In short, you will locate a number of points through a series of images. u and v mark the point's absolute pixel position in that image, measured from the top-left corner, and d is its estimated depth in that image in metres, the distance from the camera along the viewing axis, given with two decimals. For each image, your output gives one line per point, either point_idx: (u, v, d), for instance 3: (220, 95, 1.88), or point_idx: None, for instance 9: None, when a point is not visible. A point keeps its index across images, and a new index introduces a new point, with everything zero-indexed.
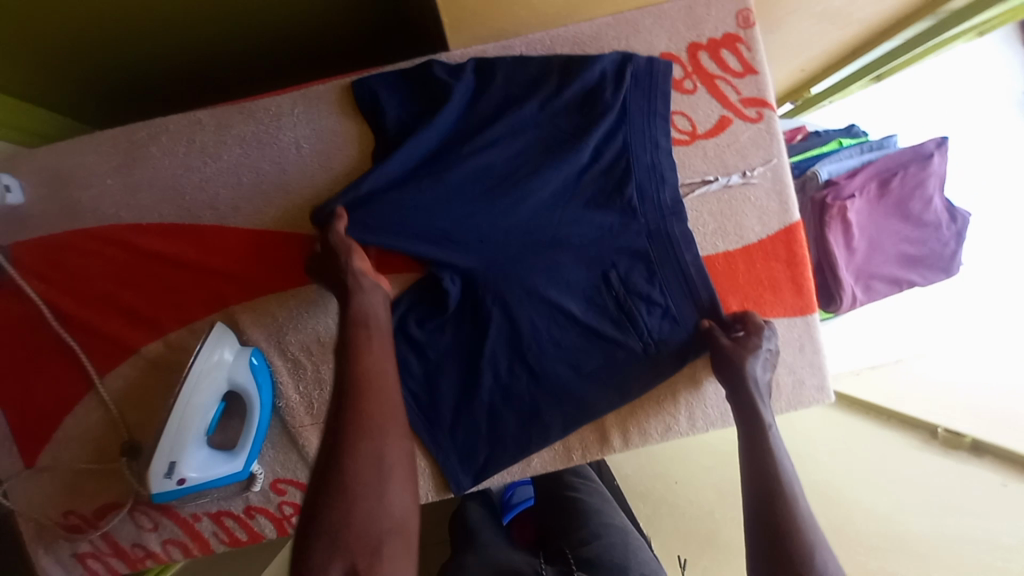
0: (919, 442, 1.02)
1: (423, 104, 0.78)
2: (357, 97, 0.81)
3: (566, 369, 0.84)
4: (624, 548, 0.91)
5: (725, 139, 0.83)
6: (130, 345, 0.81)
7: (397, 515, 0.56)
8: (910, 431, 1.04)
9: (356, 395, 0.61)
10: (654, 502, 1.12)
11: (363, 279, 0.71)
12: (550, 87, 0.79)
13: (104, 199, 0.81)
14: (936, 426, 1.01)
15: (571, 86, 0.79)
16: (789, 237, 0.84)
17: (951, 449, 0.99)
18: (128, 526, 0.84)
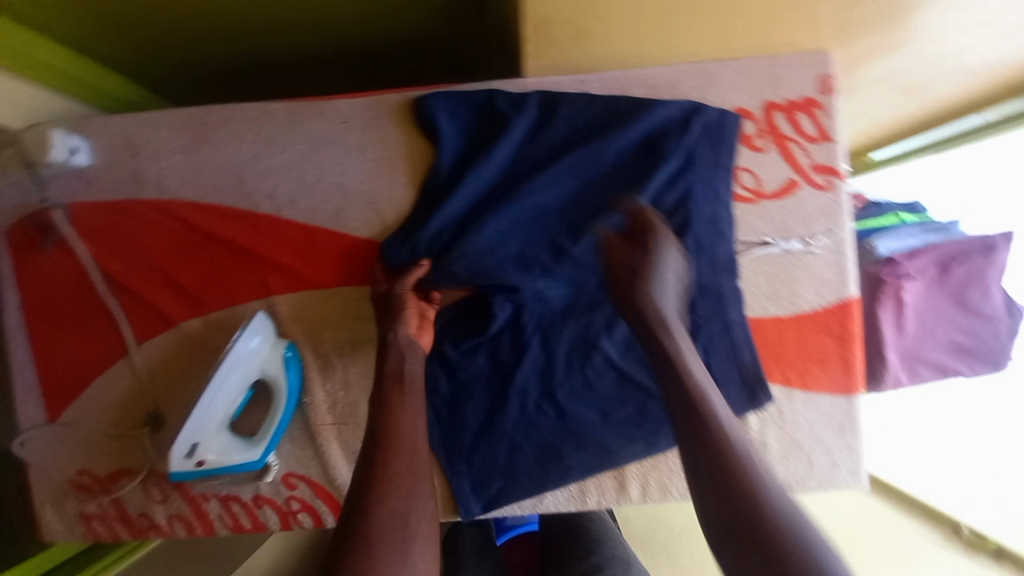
0: (941, 538, 0.97)
1: (485, 131, 0.80)
2: (420, 117, 0.81)
3: (594, 412, 0.83)
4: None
5: (789, 203, 0.81)
6: (171, 318, 0.82)
7: None
8: (932, 524, 0.99)
9: (386, 446, 0.61)
10: (652, 550, 1.08)
11: (402, 338, 0.73)
12: (615, 128, 0.78)
13: (168, 174, 0.82)
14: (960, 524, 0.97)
15: (635, 130, 0.78)
16: (843, 313, 0.81)
17: (974, 551, 0.93)
18: (138, 495, 0.85)
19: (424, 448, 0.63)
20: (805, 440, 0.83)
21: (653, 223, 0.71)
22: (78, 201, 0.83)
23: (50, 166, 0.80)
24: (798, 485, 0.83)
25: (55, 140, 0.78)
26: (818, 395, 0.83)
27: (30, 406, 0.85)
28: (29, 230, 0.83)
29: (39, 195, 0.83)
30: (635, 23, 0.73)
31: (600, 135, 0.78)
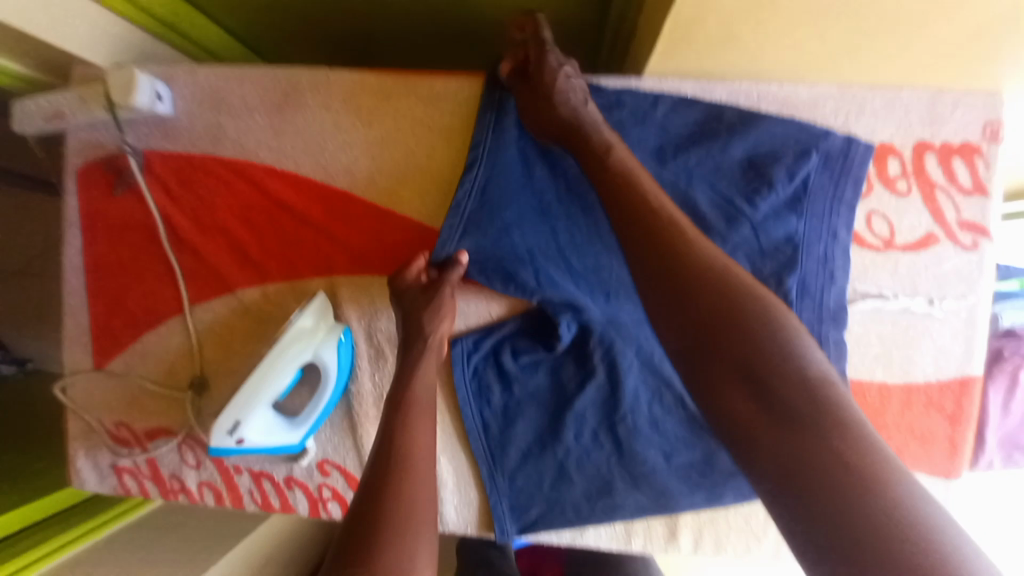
0: None
1: None
2: (483, 113, 0.74)
3: (657, 453, 0.75)
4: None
5: (924, 259, 0.71)
6: (230, 284, 0.79)
7: None
8: None
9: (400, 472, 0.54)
10: None
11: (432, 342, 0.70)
12: (716, 142, 0.72)
13: (247, 133, 0.78)
14: None
15: (739, 146, 0.71)
16: (961, 390, 0.71)
17: None
18: (173, 456, 0.83)
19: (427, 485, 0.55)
20: None
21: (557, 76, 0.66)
22: (154, 149, 0.80)
23: (131, 110, 0.77)
24: None
25: (139, 84, 0.74)
26: (912, 474, 0.74)
27: (80, 349, 0.84)
28: (103, 172, 0.81)
29: (116, 137, 0.80)
30: (785, 36, 0.63)
31: (698, 147, 0.72)
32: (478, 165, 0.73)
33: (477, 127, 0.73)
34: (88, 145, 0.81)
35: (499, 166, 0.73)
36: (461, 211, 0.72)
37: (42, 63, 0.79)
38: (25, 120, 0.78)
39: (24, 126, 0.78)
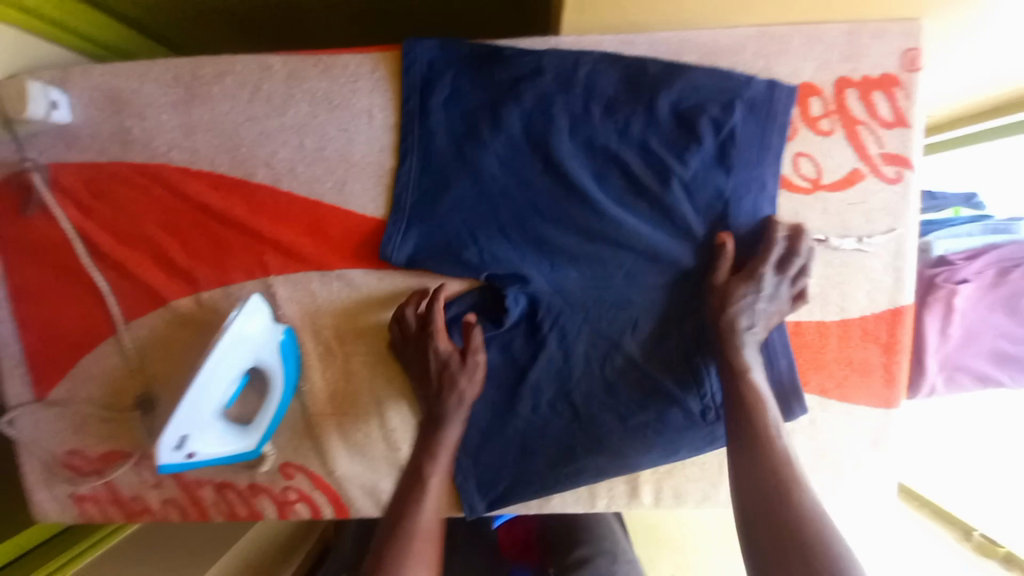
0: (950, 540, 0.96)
1: (495, 93, 0.71)
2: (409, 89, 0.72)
3: (613, 416, 0.76)
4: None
5: (852, 196, 0.73)
6: (161, 295, 0.76)
7: None
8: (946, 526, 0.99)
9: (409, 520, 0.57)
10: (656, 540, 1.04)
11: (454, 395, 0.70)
12: (642, 100, 0.69)
13: (156, 135, 0.74)
14: (972, 529, 0.95)
15: (666, 102, 0.69)
16: (894, 320, 0.74)
17: (983, 556, 0.91)
18: (130, 477, 0.81)
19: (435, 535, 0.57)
20: (830, 448, 0.78)
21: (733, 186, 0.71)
22: (61, 162, 0.75)
23: (27, 122, 0.72)
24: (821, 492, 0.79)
25: (33, 93, 0.69)
26: (855, 406, 0.76)
27: (16, 381, 0.81)
28: (9, 193, 0.76)
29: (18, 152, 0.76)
30: None
31: (623, 107, 0.70)
32: (411, 154, 0.73)
33: (404, 114, 0.72)
34: None
35: (432, 153, 0.72)
36: (403, 206, 0.73)
37: None
38: None
39: None
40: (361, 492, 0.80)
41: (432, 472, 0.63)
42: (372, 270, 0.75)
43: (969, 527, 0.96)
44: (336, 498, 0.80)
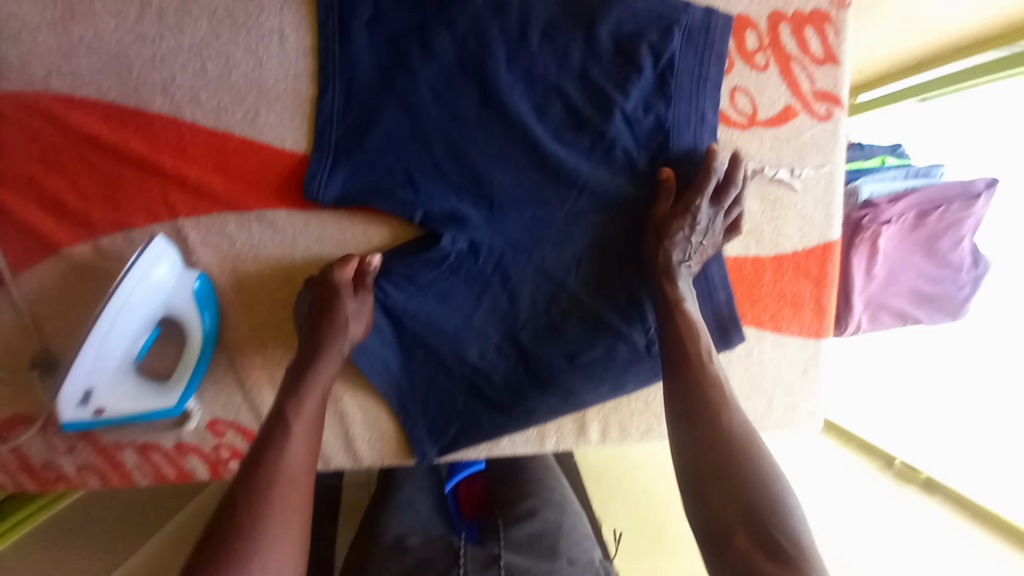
0: (874, 470, 1.00)
1: (422, 13, 0.65)
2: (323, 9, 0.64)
3: (561, 355, 0.77)
4: (556, 530, 0.82)
5: (786, 132, 0.73)
6: (53, 242, 0.67)
7: None
8: (869, 456, 1.03)
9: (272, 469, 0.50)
10: (609, 486, 1.06)
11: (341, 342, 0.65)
12: (580, 28, 0.66)
13: (27, 56, 0.64)
14: (894, 457, 1.00)
15: (606, 29, 0.66)
16: (824, 255, 0.77)
17: (905, 482, 0.97)
18: (39, 444, 0.75)
19: (302, 485, 0.51)
20: (767, 380, 0.82)
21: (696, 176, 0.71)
22: None
23: None
24: (757, 423, 0.83)
25: None
26: (788, 338, 0.80)
27: None
28: None
29: None
30: None
31: (561, 35, 0.66)
32: (333, 84, 0.66)
33: (321, 36, 0.65)
34: None
35: (356, 82, 0.66)
36: (327, 141, 0.67)
37: None
38: None
39: None
40: None
41: (297, 414, 0.57)
42: (296, 211, 0.70)
43: (891, 456, 1.00)
44: None
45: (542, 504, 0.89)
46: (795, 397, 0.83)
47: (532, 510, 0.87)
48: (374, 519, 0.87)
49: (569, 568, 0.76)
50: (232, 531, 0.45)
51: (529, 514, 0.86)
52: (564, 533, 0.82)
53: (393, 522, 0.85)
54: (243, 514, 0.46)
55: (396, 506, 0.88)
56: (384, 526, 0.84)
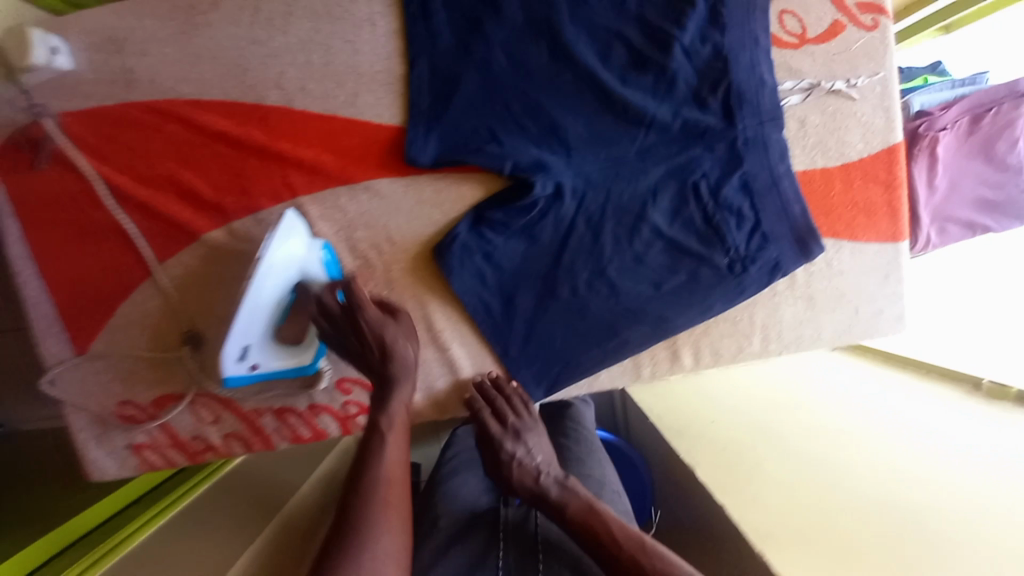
0: (962, 393, 1.05)
1: None
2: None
3: (647, 284, 0.81)
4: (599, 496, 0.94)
5: (836, 46, 0.77)
6: (192, 231, 0.77)
7: None
8: (952, 382, 1.09)
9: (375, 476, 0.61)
10: (691, 440, 1.17)
11: (396, 348, 0.71)
12: None
13: (158, 69, 0.73)
14: (980, 379, 1.04)
15: None
16: (890, 159, 0.80)
17: (996, 399, 1.00)
18: (187, 418, 0.84)
19: (401, 485, 0.62)
20: (850, 290, 0.84)
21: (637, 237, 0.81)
22: (67, 109, 0.74)
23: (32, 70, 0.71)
24: (844, 334, 0.85)
25: (40, 36, 0.69)
26: (866, 246, 0.83)
27: (53, 342, 0.81)
28: (15, 148, 0.75)
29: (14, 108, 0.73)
30: None
31: None
32: (420, 58, 0.74)
33: (406, 18, 0.74)
34: None
35: (439, 55, 0.74)
36: (420, 110, 0.75)
37: None
38: None
39: None
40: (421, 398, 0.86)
41: (389, 423, 0.67)
42: (397, 178, 0.78)
43: (977, 379, 1.05)
44: None
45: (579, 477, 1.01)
46: (877, 303, 0.85)
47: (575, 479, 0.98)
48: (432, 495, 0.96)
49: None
50: (354, 529, 0.56)
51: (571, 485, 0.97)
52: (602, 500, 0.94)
53: (445, 501, 0.94)
54: (359, 515, 0.57)
55: (451, 484, 0.97)
56: (440, 499, 0.94)
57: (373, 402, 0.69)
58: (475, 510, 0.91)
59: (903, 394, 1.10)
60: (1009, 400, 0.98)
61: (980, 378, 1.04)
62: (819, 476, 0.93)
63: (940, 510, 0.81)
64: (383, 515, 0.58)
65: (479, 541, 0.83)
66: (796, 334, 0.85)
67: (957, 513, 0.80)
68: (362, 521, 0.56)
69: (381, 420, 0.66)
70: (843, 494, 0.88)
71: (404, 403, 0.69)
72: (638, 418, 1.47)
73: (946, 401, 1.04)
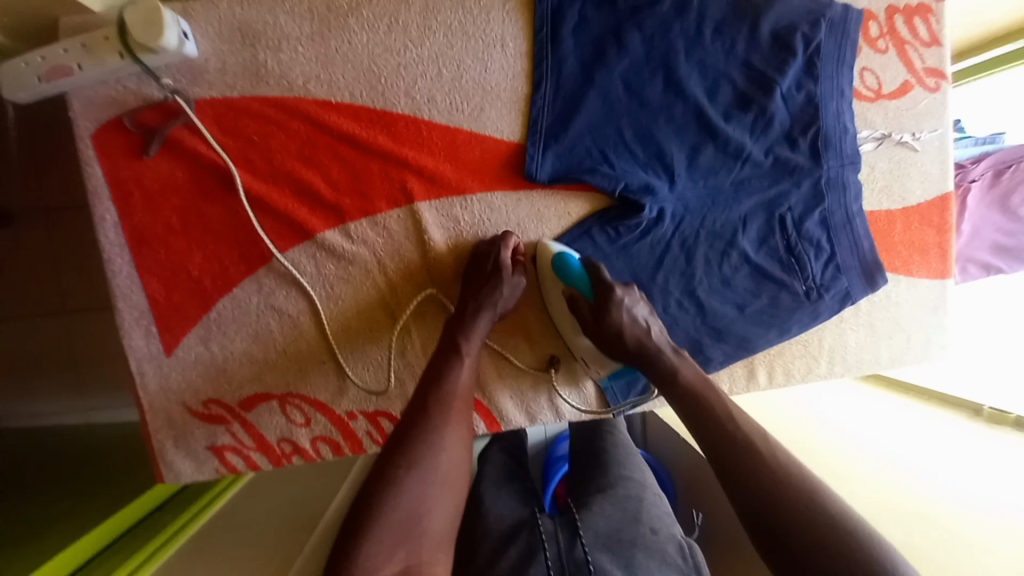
0: (964, 417, 1.07)
1: (617, 14, 0.77)
2: (539, 20, 0.78)
3: (732, 306, 0.87)
4: (639, 502, 0.93)
5: (905, 103, 0.88)
6: (308, 229, 0.77)
7: (444, 468, 0.60)
8: (953, 408, 1.10)
9: (434, 383, 0.66)
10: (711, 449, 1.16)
11: (506, 268, 0.77)
12: (748, 24, 0.79)
13: (291, 67, 0.75)
14: (981, 405, 1.06)
15: (767, 23, 0.79)
16: (943, 205, 0.91)
17: (996, 424, 1.03)
18: (277, 419, 0.82)
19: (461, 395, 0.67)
20: (905, 320, 0.94)
21: (721, 249, 0.86)
22: (192, 98, 0.74)
23: (155, 54, 0.69)
24: (897, 359, 0.94)
25: (172, 19, 0.67)
26: (919, 281, 0.93)
27: (139, 335, 0.77)
28: (128, 132, 0.73)
29: (141, 93, 0.73)
30: None
31: (732, 31, 0.79)
32: (545, 81, 0.79)
33: (536, 42, 0.78)
34: (98, 106, 0.72)
35: (565, 79, 0.79)
36: (540, 128, 0.79)
37: (26, 24, 0.70)
38: (18, 84, 0.68)
39: (20, 90, 0.69)
40: (513, 402, 0.88)
41: (467, 348, 0.72)
42: (510, 192, 0.82)
43: (978, 405, 1.07)
44: (490, 413, 0.88)
45: (618, 479, 0.98)
46: (926, 332, 0.95)
47: (617, 482, 0.96)
48: (474, 501, 0.97)
49: (653, 536, 0.87)
50: (431, 384, 0.66)
51: (610, 489, 0.95)
52: (644, 505, 0.93)
53: (493, 509, 0.94)
54: (429, 385, 0.66)
55: (495, 493, 0.98)
56: (486, 506, 0.94)
57: (450, 323, 0.74)
58: (519, 519, 0.91)
59: (917, 417, 1.11)
60: (1009, 425, 1.01)
61: (981, 405, 1.06)
62: (850, 479, 0.96)
63: (959, 511, 0.86)
64: (448, 429, 0.63)
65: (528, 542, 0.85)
66: (857, 357, 0.93)
67: (982, 510, 0.85)
68: (426, 429, 0.61)
69: (460, 344, 0.71)
70: (870, 492, 0.92)
71: (481, 335, 0.74)
72: (656, 426, 1.40)
73: (951, 424, 1.06)
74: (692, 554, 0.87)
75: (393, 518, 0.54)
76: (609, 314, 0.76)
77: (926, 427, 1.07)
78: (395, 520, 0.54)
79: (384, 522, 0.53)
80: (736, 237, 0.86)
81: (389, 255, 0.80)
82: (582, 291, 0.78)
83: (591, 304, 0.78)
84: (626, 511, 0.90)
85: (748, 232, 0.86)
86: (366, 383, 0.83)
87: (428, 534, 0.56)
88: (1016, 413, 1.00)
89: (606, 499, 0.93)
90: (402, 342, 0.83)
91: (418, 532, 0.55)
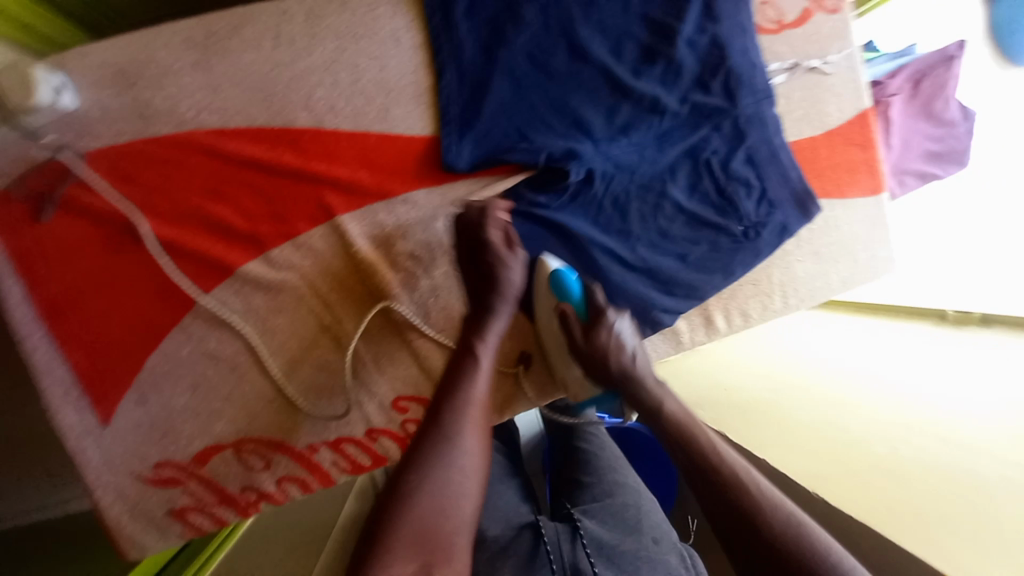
0: (931, 325, 1.06)
1: None
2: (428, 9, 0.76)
3: (674, 258, 0.86)
4: (637, 510, 0.90)
5: (809, 29, 0.88)
6: (229, 264, 0.74)
7: (459, 471, 0.58)
8: (920, 318, 1.09)
9: (447, 387, 0.65)
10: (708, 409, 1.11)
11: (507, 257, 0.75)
12: None
13: (179, 101, 0.71)
14: (945, 310, 1.05)
15: None
16: (864, 122, 0.91)
17: (964, 325, 1.02)
18: (235, 469, 0.77)
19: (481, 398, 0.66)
20: (850, 242, 0.94)
21: (653, 203, 0.85)
22: (79, 152, 0.70)
23: (30, 113, 0.66)
24: (850, 281, 0.95)
25: (36, 78, 0.64)
26: (855, 201, 0.93)
27: (68, 410, 0.72)
28: (14, 200, 0.69)
29: (20, 155, 0.68)
30: None
31: None
32: (447, 69, 0.77)
33: (429, 31, 0.76)
34: None
35: (466, 63, 0.77)
36: (451, 117, 0.77)
37: None
38: None
39: None
40: None
41: (482, 349, 0.70)
42: (432, 186, 0.79)
43: (942, 310, 1.06)
44: None
45: (616, 488, 0.94)
46: (873, 248, 0.95)
47: (613, 492, 0.93)
48: None
49: (655, 546, 0.83)
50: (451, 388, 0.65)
51: (605, 499, 0.92)
52: (643, 514, 0.90)
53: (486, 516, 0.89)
54: (448, 387, 0.65)
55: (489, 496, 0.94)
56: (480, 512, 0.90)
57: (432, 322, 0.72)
58: (517, 523, 0.88)
59: (890, 335, 1.08)
60: (976, 323, 1.00)
61: (945, 310, 1.05)
62: (847, 415, 0.92)
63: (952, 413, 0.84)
64: (467, 432, 0.61)
65: (528, 548, 0.81)
66: (810, 287, 0.93)
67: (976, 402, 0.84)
68: (442, 432, 0.60)
69: (477, 344, 0.70)
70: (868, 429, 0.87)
71: (497, 332, 0.72)
72: None
73: (920, 335, 1.05)
74: (693, 565, 0.84)
75: (408, 530, 0.53)
76: (597, 336, 0.74)
77: (899, 343, 1.04)
78: (410, 532, 0.52)
79: (400, 533, 0.52)
80: (666, 188, 0.85)
81: (319, 274, 0.77)
82: (577, 312, 0.77)
83: (582, 324, 0.77)
84: (625, 522, 0.87)
85: (676, 182, 0.85)
86: (321, 411, 0.79)
87: (448, 542, 0.54)
88: (981, 311, 0.99)
89: (603, 509, 0.89)
90: (352, 362, 0.79)
91: (440, 538, 0.54)
